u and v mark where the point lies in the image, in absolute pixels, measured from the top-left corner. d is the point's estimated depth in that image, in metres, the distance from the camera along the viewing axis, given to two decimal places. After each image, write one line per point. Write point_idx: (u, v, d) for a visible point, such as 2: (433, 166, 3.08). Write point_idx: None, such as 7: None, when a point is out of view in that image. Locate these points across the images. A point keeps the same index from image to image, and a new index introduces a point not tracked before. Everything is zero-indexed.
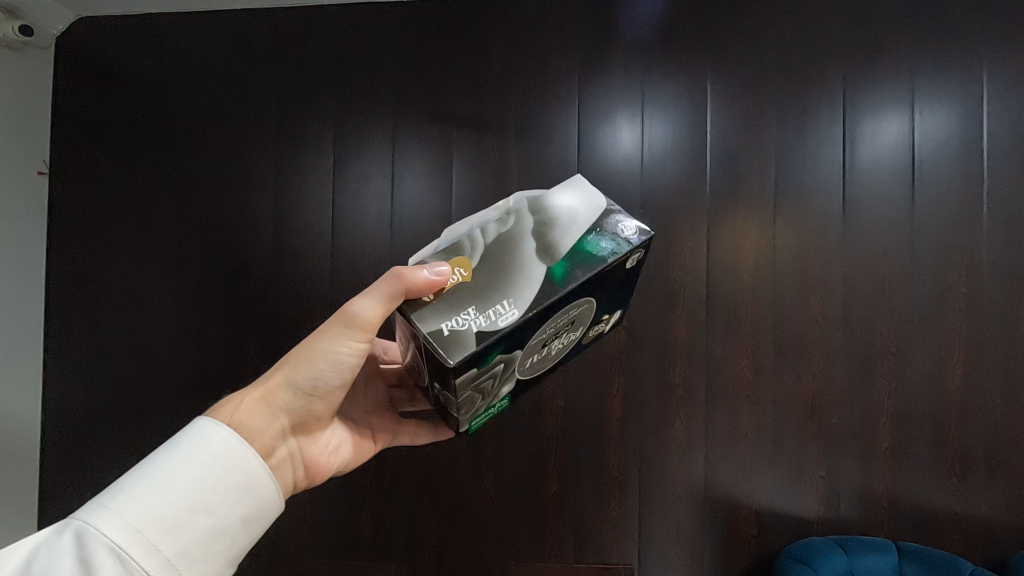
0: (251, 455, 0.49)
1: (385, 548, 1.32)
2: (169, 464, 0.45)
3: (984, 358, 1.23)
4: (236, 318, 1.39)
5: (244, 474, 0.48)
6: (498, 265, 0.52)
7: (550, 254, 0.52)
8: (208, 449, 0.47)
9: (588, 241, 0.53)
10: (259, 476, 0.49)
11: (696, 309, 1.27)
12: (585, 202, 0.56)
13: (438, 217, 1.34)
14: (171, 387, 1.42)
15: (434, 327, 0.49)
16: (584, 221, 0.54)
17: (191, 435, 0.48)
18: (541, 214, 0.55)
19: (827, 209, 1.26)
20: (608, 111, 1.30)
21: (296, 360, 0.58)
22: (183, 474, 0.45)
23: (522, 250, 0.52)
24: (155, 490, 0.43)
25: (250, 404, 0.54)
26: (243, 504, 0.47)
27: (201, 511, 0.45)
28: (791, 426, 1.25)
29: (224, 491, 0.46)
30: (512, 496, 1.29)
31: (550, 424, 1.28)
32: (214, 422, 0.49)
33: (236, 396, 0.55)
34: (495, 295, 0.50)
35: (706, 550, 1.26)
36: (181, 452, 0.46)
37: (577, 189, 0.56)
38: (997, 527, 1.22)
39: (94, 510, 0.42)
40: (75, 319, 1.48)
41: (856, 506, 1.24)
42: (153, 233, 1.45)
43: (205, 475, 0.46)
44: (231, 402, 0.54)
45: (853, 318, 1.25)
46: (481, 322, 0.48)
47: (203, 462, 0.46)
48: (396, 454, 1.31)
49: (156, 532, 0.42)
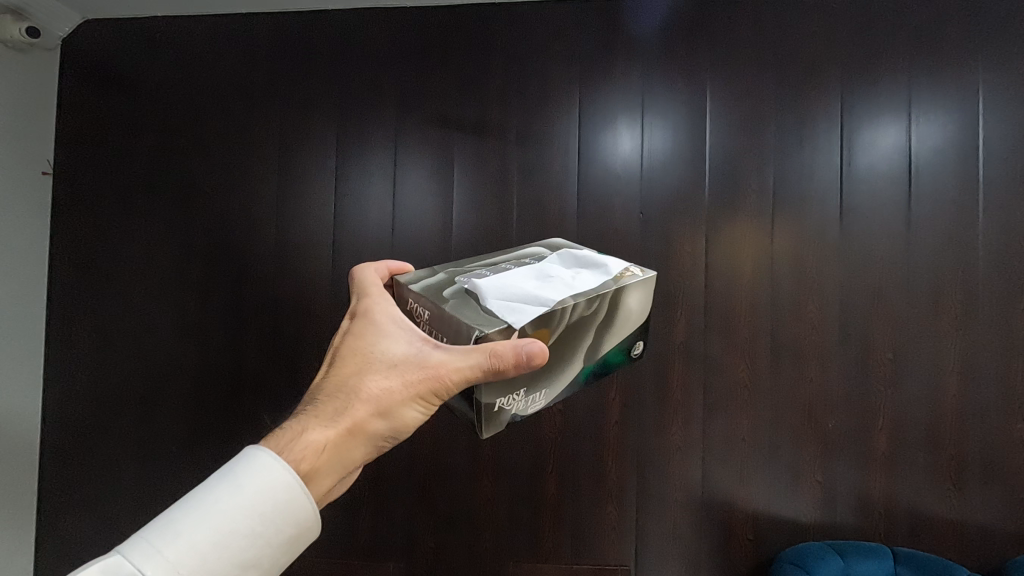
0: (307, 507, 0.47)
1: (383, 548, 1.32)
2: (224, 511, 0.44)
3: (981, 365, 1.24)
4: (237, 318, 1.40)
5: (299, 528, 0.47)
6: (558, 351, 0.60)
7: (588, 361, 0.64)
8: (266, 495, 0.45)
9: (612, 354, 0.67)
10: (309, 527, 0.47)
11: (695, 313, 1.28)
12: (637, 312, 0.65)
13: (439, 220, 1.35)
14: (171, 386, 1.42)
15: (494, 399, 0.58)
16: (628, 328, 0.66)
17: (255, 478, 0.46)
18: (613, 311, 0.62)
19: (826, 214, 1.27)
20: (609, 115, 1.31)
21: (382, 404, 0.55)
22: (237, 525, 0.44)
23: (579, 347, 0.61)
24: (209, 540, 0.43)
25: (333, 453, 0.51)
26: (288, 553, 0.47)
27: (251, 564, 0.44)
28: (789, 430, 1.26)
29: (273, 544, 0.45)
30: (512, 498, 1.29)
31: (549, 427, 1.29)
32: (281, 463, 0.47)
33: (319, 434, 0.51)
34: (541, 384, 0.61)
35: (703, 553, 1.27)
36: (238, 497, 0.45)
37: (642, 296, 0.65)
38: (991, 533, 1.22)
39: (146, 557, 0.41)
40: (77, 319, 1.48)
41: (853, 511, 1.25)
42: (157, 233, 1.45)
43: (262, 530, 0.45)
44: (312, 445, 0.50)
45: (851, 323, 1.26)
46: (519, 406, 0.61)
47: (257, 512, 0.44)
48: (396, 455, 1.32)
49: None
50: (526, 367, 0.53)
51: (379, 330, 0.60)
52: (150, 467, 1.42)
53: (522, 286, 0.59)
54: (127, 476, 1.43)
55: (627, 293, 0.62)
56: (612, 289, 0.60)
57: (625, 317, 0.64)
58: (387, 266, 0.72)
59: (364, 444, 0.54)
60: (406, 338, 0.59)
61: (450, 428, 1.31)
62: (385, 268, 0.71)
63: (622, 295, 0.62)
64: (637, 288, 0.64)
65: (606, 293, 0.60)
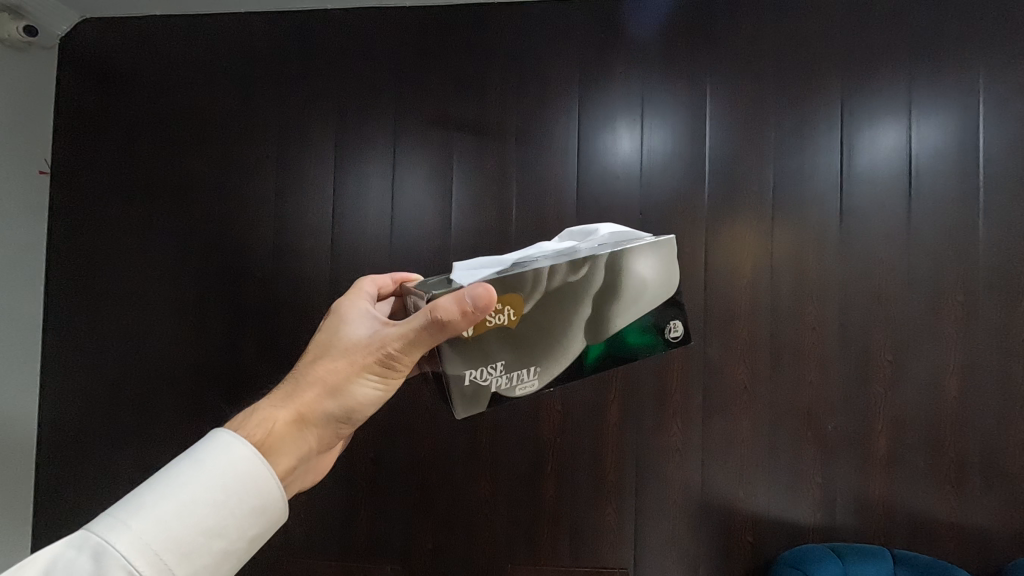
0: (268, 475, 0.47)
1: (380, 549, 1.31)
2: (186, 482, 0.44)
3: (980, 366, 1.23)
4: (235, 318, 1.40)
5: (264, 499, 0.46)
6: (544, 321, 0.58)
7: (593, 336, 0.60)
8: (227, 465, 0.45)
9: (634, 333, 0.62)
10: (276, 499, 0.47)
11: (695, 314, 1.27)
12: (652, 283, 0.61)
13: (438, 220, 1.35)
14: (168, 386, 1.42)
15: (463, 372, 0.57)
16: (645, 302, 0.62)
17: (215, 451, 0.46)
18: (614, 278, 0.59)
19: (826, 215, 1.27)
20: (610, 116, 1.31)
21: (332, 383, 0.56)
22: (201, 494, 0.44)
23: (575, 319, 0.59)
24: (172, 509, 0.42)
25: (282, 429, 0.51)
26: (257, 526, 0.46)
27: (216, 534, 0.43)
28: (788, 432, 1.25)
29: (240, 513, 0.45)
30: (509, 500, 1.29)
31: (547, 428, 1.28)
32: (238, 438, 0.47)
33: (269, 411, 0.53)
34: (529, 359, 0.59)
35: (702, 556, 1.26)
36: (200, 466, 0.45)
37: (655, 265, 0.61)
38: (991, 535, 1.22)
39: (111, 528, 0.41)
40: (74, 320, 1.48)
41: (853, 514, 1.24)
42: (154, 233, 1.45)
43: (224, 498, 0.44)
44: (262, 423, 0.51)
45: (851, 325, 1.26)
46: (501, 384, 0.59)
47: (221, 481, 0.45)
48: (394, 456, 1.31)
49: (170, 555, 0.41)
50: (468, 317, 0.53)
51: (342, 320, 0.62)
52: (147, 468, 1.42)
53: (500, 258, 0.61)
54: (124, 477, 1.43)
55: (631, 261, 0.60)
56: (607, 255, 0.58)
57: (637, 289, 0.61)
58: (391, 278, 0.73)
59: (314, 427, 0.55)
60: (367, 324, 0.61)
61: (448, 428, 1.30)
62: (389, 280, 0.73)
63: (625, 261, 0.60)
64: (645, 256, 0.60)
65: (599, 257, 0.58)
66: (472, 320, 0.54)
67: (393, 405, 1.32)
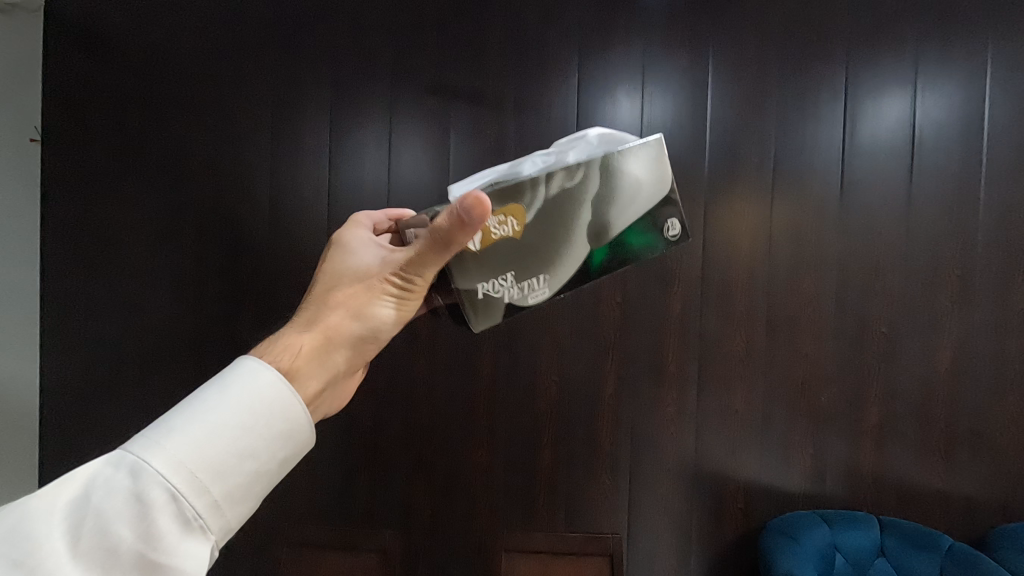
0: (295, 398, 0.42)
1: (379, 515, 1.34)
2: (213, 402, 0.40)
3: (974, 340, 1.24)
4: (232, 288, 1.40)
5: (293, 422, 0.42)
6: (545, 231, 0.57)
7: (594, 240, 0.57)
8: (256, 388, 0.41)
9: (634, 232, 0.58)
10: (305, 425, 0.43)
11: (692, 287, 1.27)
12: (647, 181, 0.57)
13: (435, 191, 1.34)
14: (167, 355, 1.43)
15: (475, 286, 0.57)
16: (642, 201, 0.58)
17: (241, 374, 0.42)
18: (606, 179, 0.56)
19: (826, 189, 1.26)
20: (610, 86, 1.29)
21: (352, 307, 0.53)
22: (228, 415, 0.39)
23: (574, 224, 0.57)
24: (200, 429, 0.38)
25: (308, 353, 0.49)
26: (287, 449, 0.42)
27: (248, 454, 0.39)
28: (782, 403, 1.27)
29: (269, 436, 0.40)
30: (507, 467, 1.31)
31: (544, 398, 1.30)
32: (264, 363, 0.43)
33: (292, 338, 0.49)
34: (535, 268, 0.58)
35: (694, 523, 1.29)
36: (225, 386, 0.41)
37: (647, 161, 0.57)
38: (976, 504, 1.25)
39: (146, 445, 0.37)
40: (71, 289, 1.47)
41: (842, 483, 1.27)
42: (149, 201, 1.44)
43: (253, 421, 0.40)
44: (288, 349, 0.48)
45: (847, 298, 1.26)
46: (513, 294, 0.58)
47: (248, 402, 0.40)
48: (393, 425, 1.33)
49: (203, 476, 0.37)
50: (465, 227, 0.52)
51: (348, 250, 0.58)
52: None
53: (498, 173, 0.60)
54: None
55: (622, 161, 0.56)
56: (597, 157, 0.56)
57: (632, 187, 0.57)
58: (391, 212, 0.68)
59: (342, 351, 0.52)
60: (375, 252, 0.58)
61: (447, 398, 1.32)
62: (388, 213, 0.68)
63: (615, 162, 0.56)
64: (636, 153, 0.57)
65: (590, 161, 0.56)
66: (473, 233, 0.54)
67: (390, 375, 1.32)
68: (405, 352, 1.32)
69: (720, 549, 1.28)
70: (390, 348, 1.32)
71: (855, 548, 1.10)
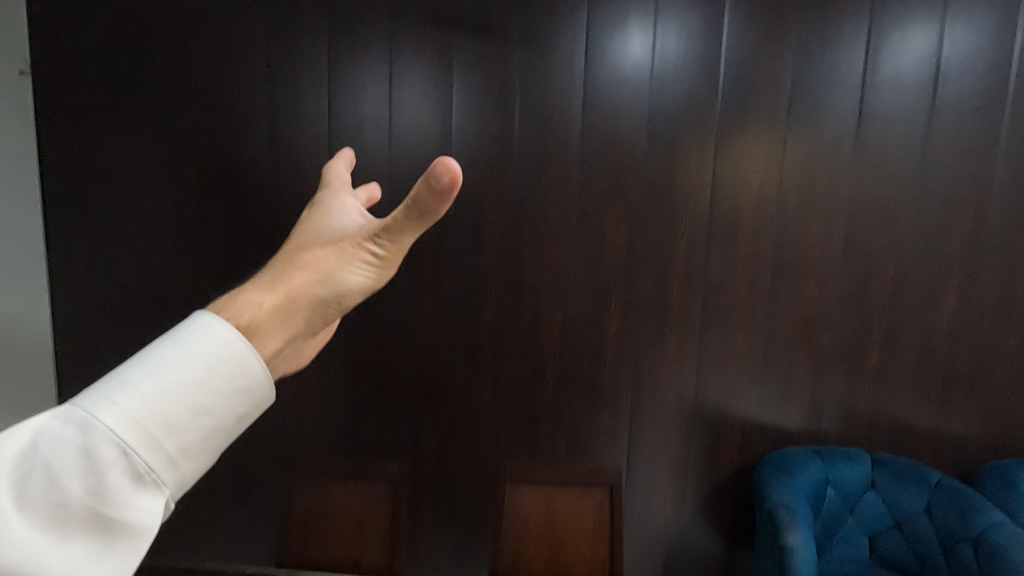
0: (250, 351, 0.34)
1: (387, 449, 1.38)
2: (167, 355, 0.32)
3: (981, 283, 1.24)
4: (235, 226, 1.40)
5: (253, 380, 0.34)
6: None
7: None
8: (211, 347, 0.33)
9: None
10: (267, 382, 0.35)
11: (699, 228, 1.26)
12: None
13: (438, 129, 1.30)
14: (175, 294, 1.44)
15: None
16: None
17: (196, 328, 0.34)
18: None
19: (842, 127, 1.21)
20: (621, 16, 1.22)
21: (313, 270, 0.39)
22: (185, 366, 0.32)
23: None
24: (157, 380, 0.31)
25: (263, 317, 0.36)
26: (248, 407, 0.34)
27: (206, 411, 0.32)
28: (784, 345, 1.28)
29: (225, 392, 0.33)
30: (511, 404, 1.35)
31: (548, 338, 1.32)
32: (221, 324, 0.34)
33: (246, 295, 0.37)
34: None
35: (692, 458, 1.33)
36: (180, 339, 0.33)
37: None
38: (968, 441, 1.28)
39: (93, 399, 0.31)
40: (73, 230, 1.45)
41: (838, 421, 1.30)
42: (147, 138, 1.39)
43: (210, 376, 0.32)
44: (237, 310, 0.36)
45: (856, 240, 1.24)
46: None
47: (202, 354, 0.33)
48: (399, 364, 1.35)
49: (149, 431, 0.31)
50: (441, 200, 0.39)
51: (321, 210, 0.45)
52: None
53: None
54: None
55: None
56: None
57: None
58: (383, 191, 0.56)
59: (299, 326, 0.38)
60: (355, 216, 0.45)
61: (451, 338, 1.34)
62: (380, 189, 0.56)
63: None
64: None
65: None
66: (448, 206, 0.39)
67: (396, 315, 1.34)
68: (410, 293, 1.33)
69: (716, 482, 1.33)
70: (395, 289, 1.33)
71: (846, 483, 1.14)
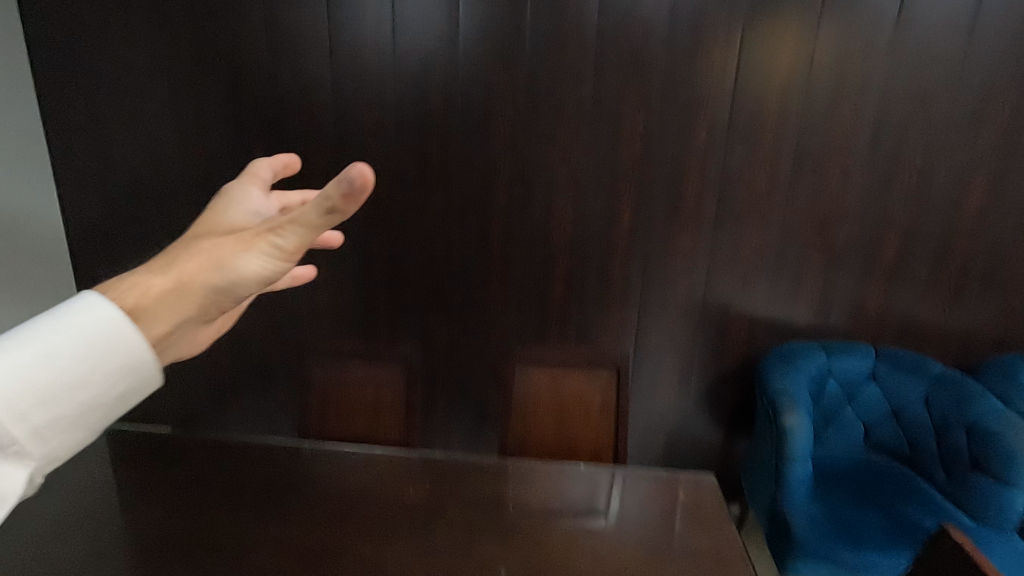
0: (139, 338, 0.34)
1: (400, 341, 1.42)
2: (44, 324, 0.33)
3: (1011, 177, 1.19)
4: (237, 117, 1.33)
5: (124, 362, 0.34)
6: None
7: None
8: (85, 322, 0.33)
9: None
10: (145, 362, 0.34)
11: (719, 117, 1.20)
12: None
13: (445, 7, 1.21)
14: (179, 189, 1.40)
15: None
16: None
17: (76, 303, 0.34)
18: None
19: (884, 3, 1.12)
20: None
21: (209, 261, 0.37)
22: (65, 335, 0.32)
23: None
24: (40, 346, 0.32)
25: (146, 300, 0.35)
26: (123, 385, 0.34)
27: (79, 385, 0.32)
28: (799, 241, 1.26)
29: (106, 368, 0.33)
30: (521, 299, 1.36)
31: (559, 233, 1.30)
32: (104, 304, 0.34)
33: (136, 275, 0.36)
34: None
35: (698, 352, 1.35)
36: (61, 314, 0.33)
37: None
38: (974, 337, 1.29)
39: None
40: (70, 119, 1.40)
41: (846, 318, 1.30)
42: (135, 19, 1.30)
43: (86, 351, 0.33)
44: (124, 292, 0.35)
45: (885, 130, 1.18)
46: None
47: (83, 327, 0.33)
48: (410, 258, 1.36)
49: (29, 402, 0.31)
50: (352, 200, 0.33)
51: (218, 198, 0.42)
52: None
53: None
54: None
55: None
56: None
57: None
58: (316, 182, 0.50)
59: (187, 312, 0.36)
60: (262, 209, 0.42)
61: (462, 233, 1.33)
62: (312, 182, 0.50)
63: None
64: None
65: None
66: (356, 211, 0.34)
67: (405, 209, 1.33)
68: (420, 187, 1.31)
69: (720, 375, 1.37)
70: (405, 182, 1.31)
71: (847, 374, 1.17)
